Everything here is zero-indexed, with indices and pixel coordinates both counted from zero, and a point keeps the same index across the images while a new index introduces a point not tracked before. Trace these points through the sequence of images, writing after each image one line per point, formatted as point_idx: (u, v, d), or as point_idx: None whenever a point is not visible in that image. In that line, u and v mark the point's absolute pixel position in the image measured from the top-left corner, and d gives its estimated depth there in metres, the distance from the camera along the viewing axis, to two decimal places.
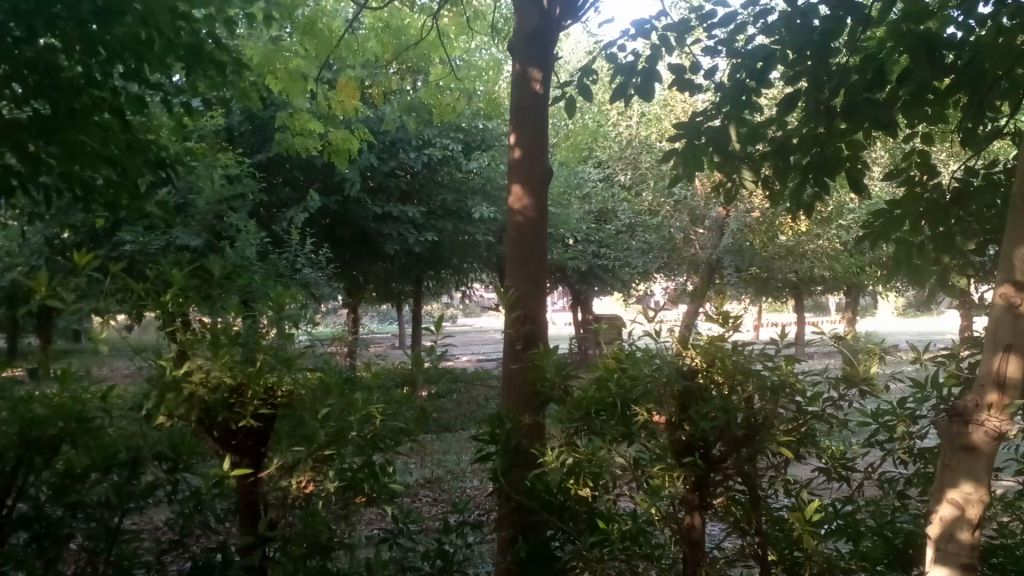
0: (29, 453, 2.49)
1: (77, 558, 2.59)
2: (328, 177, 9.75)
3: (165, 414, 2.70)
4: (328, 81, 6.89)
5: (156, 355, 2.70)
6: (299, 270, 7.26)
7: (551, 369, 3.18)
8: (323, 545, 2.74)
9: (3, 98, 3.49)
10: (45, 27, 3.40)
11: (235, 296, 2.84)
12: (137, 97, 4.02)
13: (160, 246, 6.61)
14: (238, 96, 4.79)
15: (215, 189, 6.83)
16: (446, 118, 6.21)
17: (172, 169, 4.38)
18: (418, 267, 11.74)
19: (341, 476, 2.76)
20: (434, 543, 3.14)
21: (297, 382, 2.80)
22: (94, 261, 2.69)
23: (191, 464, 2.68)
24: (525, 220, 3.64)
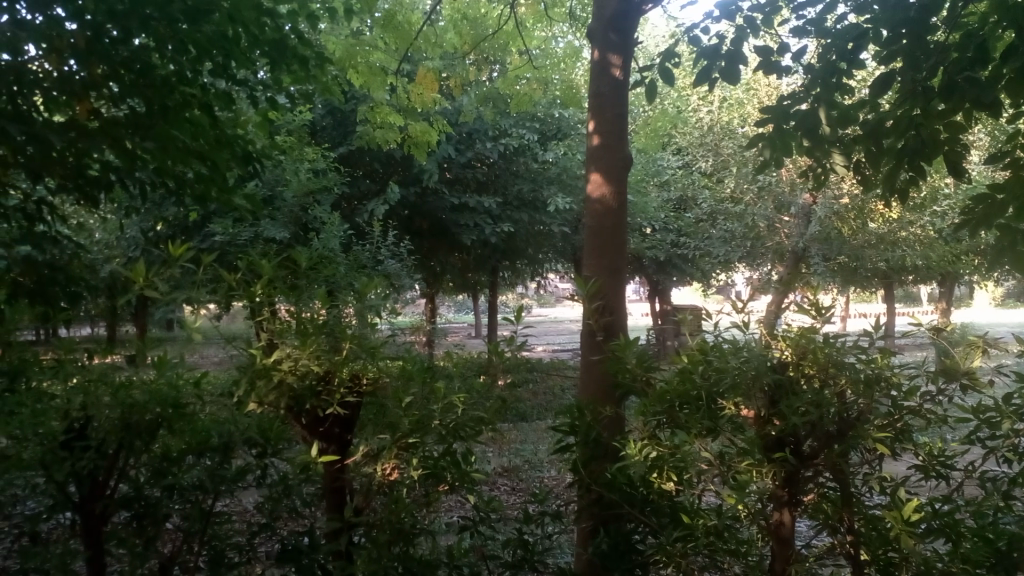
0: (129, 438, 2.62)
1: (174, 537, 2.75)
2: (407, 169, 9.88)
3: (256, 401, 2.69)
4: (408, 72, 6.97)
5: (246, 345, 2.72)
6: (380, 261, 7.37)
7: (632, 360, 3.14)
8: (406, 532, 2.74)
9: (102, 97, 3.59)
10: (139, 27, 3.54)
11: (320, 286, 2.88)
12: (225, 92, 4.16)
13: (248, 237, 6.81)
14: (321, 90, 4.87)
15: (302, 181, 6.99)
16: (523, 108, 6.19)
17: (258, 163, 4.49)
18: (494, 258, 11.79)
19: (424, 464, 2.76)
20: (514, 533, 3.16)
21: (382, 369, 2.80)
22: (188, 252, 2.73)
23: (279, 450, 2.79)
24: (604, 209, 3.60)
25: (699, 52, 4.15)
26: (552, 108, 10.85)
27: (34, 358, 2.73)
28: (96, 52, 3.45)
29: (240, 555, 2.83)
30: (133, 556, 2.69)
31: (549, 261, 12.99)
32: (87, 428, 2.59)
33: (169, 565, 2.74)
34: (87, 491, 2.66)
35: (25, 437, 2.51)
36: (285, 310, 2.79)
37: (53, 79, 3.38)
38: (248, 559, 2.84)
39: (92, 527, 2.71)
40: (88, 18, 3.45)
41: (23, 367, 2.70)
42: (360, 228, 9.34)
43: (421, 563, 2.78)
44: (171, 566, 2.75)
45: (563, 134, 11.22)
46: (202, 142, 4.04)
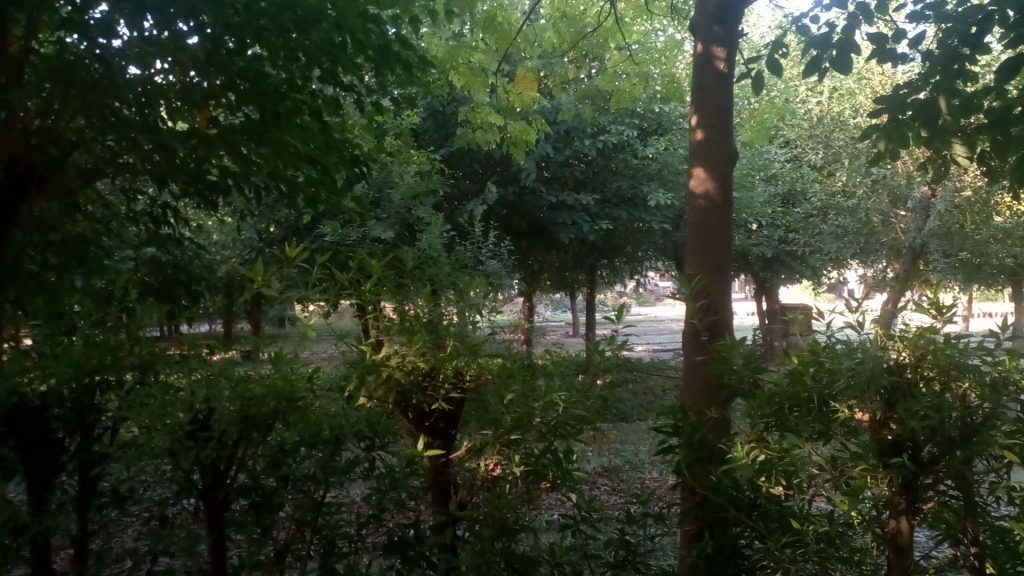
0: (248, 430, 2.69)
1: (287, 525, 2.87)
2: (505, 169, 9.99)
3: (365, 396, 2.79)
4: (508, 72, 7.05)
5: (356, 341, 2.84)
6: (481, 261, 7.46)
7: (738, 361, 3.05)
8: (509, 528, 2.78)
9: (220, 105, 3.77)
10: (253, 38, 3.72)
11: (424, 285, 2.94)
12: (333, 98, 4.31)
13: (356, 238, 7.04)
14: (424, 92, 4.99)
15: (407, 183, 7.16)
16: (623, 104, 6.15)
17: (365, 166, 4.63)
18: (593, 256, 11.72)
19: (527, 461, 2.79)
20: (616, 533, 3.14)
21: (483, 366, 2.85)
22: (303, 252, 2.91)
23: (385, 443, 2.88)
24: (709, 204, 3.53)
25: (808, 42, 4.01)
26: (653, 103, 10.93)
27: (161, 352, 2.86)
28: (216, 63, 3.63)
29: (349, 545, 2.92)
30: (251, 541, 2.82)
31: (648, 259, 12.82)
32: (209, 420, 2.66)
33: (283, 552, 2.88)
34: (210, 479, 2.76)
35: (153, 427, 2.59)
36: (390, 307, 2.88)
37: (177, 89, 3.59)
38: (356, 549, 2.92)
39: (214, 514, 2.81)
40: (207, 32, 3.62)
41: (152, 361, 2.83)
42: (461, 227, 9.49)
43: (525, 559, 2.80)
44: (285, 554, 2.88)
45: (664, 129, 11.18)
46: (311, 147, 4.21)
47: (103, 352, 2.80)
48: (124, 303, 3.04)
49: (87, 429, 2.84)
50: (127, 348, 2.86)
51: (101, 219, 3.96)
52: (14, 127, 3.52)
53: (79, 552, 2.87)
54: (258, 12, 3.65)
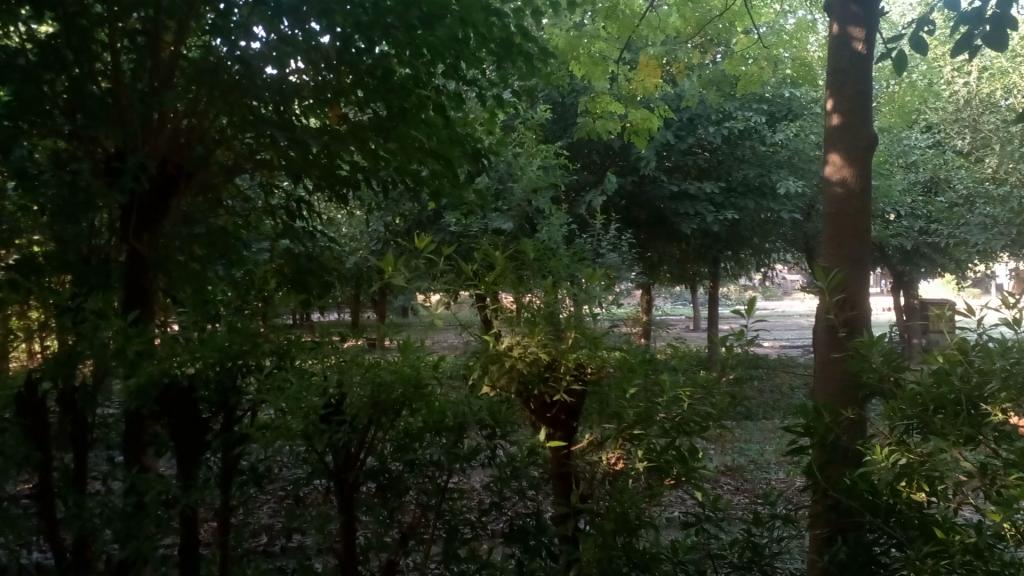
0: (378, 415, 2.77)
1: (414, 510, 2.94)
2: (626, 158, 9.89)
3: (489, 384, 2.83)
4: (630, 61, 6.98)
5: (479, 331, 2.90)
6: (603, 253, 7.39)
7: (878, 358, 2.88)
8: (630, 523, 2.75)
9: (350, 102, 3.96)
10: (381, 35, 3.80)
11: (542, 277, 2.97)
12: (456, 93, 4.37)
13: (476, 230, 7.13)
14: (546, 83, 5.00)
15: (528, 176, 7.21)
16: (751, 89, 5.94)
17: (488, 159, 4.68)
18: (717, 248, 11.37)
19: (648, 456, 2.74)
20: (741, 533, 3.06)
21: (606, 359, 2.83)
22: (431, 245, 3.07)
23: (507, 433, 2.81)
24: (846, 193, 3.36)
25: (960, 18, 3.69)
26: (781, 87, 10.58)
27: (295, 340, 2.97)
28: (345, 61, 3.76)
29: (472, 530, 2.96)
30: (379, 522, 2.92)
31: (775, 250, 12.35)
32: (342, 405, 2.77)
33: (408, 535, 2.95)
34: (342, 461, 2.85)
35: (288, 410, 2.70)
36: (508, 299, 2.91)
37: (310, 88, 3.80)
38: (477, 535, 2.96)
39: (346, 496, 2.90)
40: (338, 31, 3.73)
41: (288, 349, 2.93)
42: (582, 219, 9.45)
43: (644, 555, 2.77)
44: (410, 537, 2.95)
45: (794, 115, 10.73)
46: (436, 141, 4.30)
47: (244, 338, 2.90)
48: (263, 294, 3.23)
49: (229, 411, 2.95)
50: (265, 336, 2.97)
51: (240, 212, 4.26)
52: (165, 128, 3.90)
53: (221, 524, 3.06)
54: (385, 9, 3.77)
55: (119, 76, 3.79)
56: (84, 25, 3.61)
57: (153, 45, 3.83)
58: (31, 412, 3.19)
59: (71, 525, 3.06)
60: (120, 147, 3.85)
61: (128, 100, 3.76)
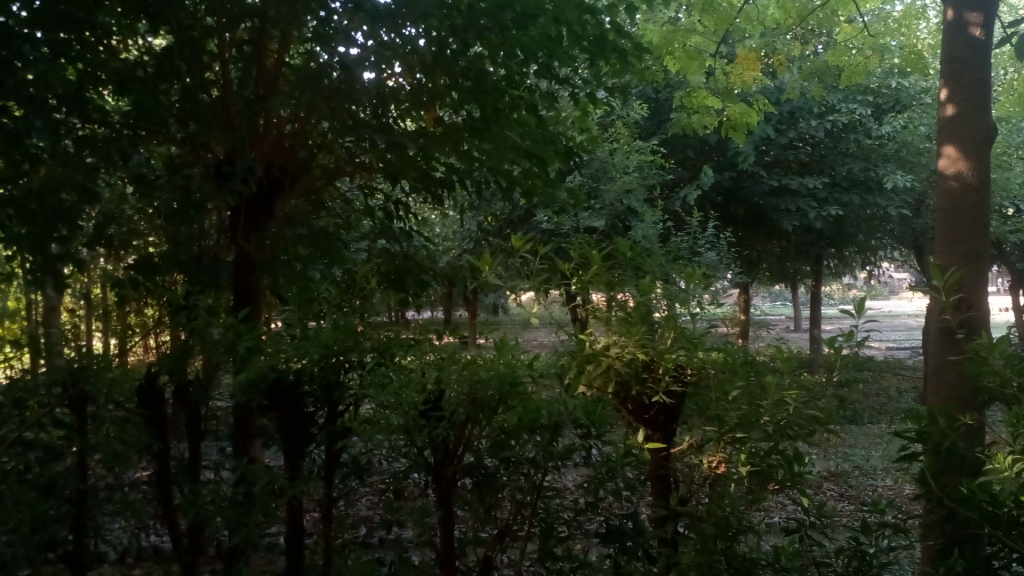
0: (475, 413, 2.77)
1: (511, 508, 2.94)
2: (722, 154, 9.69)
3: (585, 384, 2.79)
4: (727, 54, 6.82)
5: (575, 331, 2.89)
6: (700, 252, 7.25)
7: (999, 362, 2.70)
8: (731, 528, 2.69)
9: (445, 105, 4.02)
10: (475, 38, 3.85)
11: (634, 275, 2.95)
12: (549, 92, 4.36)
13: (569, 228, 7.11)
14: (640, 79, 4.94)
15: (622, 175, 7.17)
16: (857, 80, 5.71)
17: (580, 157, 4.67)
18: (819, 245, 10.98)
19: (752, 460, 2.66)
20: (848, 542, 2.93)
21: (706, 360, 2.75)
22: (527, 244, 3.05)
23: (602, 432, 2.80)
24: (961, 187, 3.22)
25: None
26: (888, 78, 10.15)
27: (395, 338, 3.04)
28: (442, 66, 3.81)
29: (567, 529, 2.94)
30: (476, 518, 2.95)
31: (881, 248, 11.83)
32: (441, 401, 2.80)
33: (504, 532, 2.95)
34: (440, 457, 2.88)
35: (390, 406, 2.77)
36: (599, 297, 2.90)
37: (407, 92, 3.84)
38: (573, 533, 2.94)
39: (444, 491, 2.93)
40: (434, 34, 3.80)
41: (388, 346, 3.01)
42: (676, 216, 9.30)
43: (744, 560, 2.71)
44: (505, 534, 2.96)
45: (902, 106, 10.27)
46: (530, 141, 4.32)
47: (347, 335, 2.99)
48: (365, 295, 3.36)
49: (332, 405, 3.04)
50: (366, 333, 3.06)
51: (341, 213, 4.47)
52: (271, 132, 4.04)
53: (325, 515, 3.17)
54: (479, 12, 3.82)
55: (228, 84, 3.99)
56: (196, 37, 3.79)
57: (258, 53, 4.02)
58: (151, 404, 3.36)
59: (187, 510, 3.24)
60: (229, 152, 4.05)
61: (236, 107, 3.93)
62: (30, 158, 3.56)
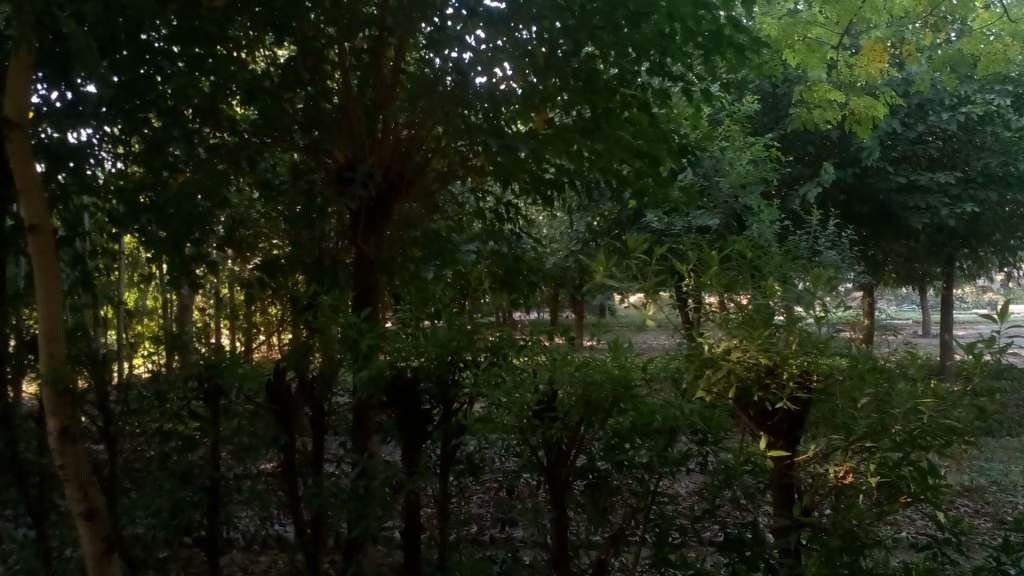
0: (591, 415, 2.73)
1: (626, 513, 2.91)
2: (845, 150, 9.33)
3: (704, 389, 2.69)
4: (851, 45, 6.54)
5: (694, 334, 2.78)
6: (820, 252, 6.98)
7: None
8: (858, 541, 2.58)
9: (556, 106, 3.99)
10: (587, 37, 3.83)
11: (749, 275, 2.88)
12: (662, 89, 4.29)
13: (682, 228, 6.99)
14: (758, 74, 4.81)
15: (738, 170, 6.96)
16: (997, 69, 5.36)
17: (693, 155, 4.59)
18: (951, 245, 10.35)
19: (881, 471, 2.55)
20: (988, 562, 2.77)
21: (832, 366, 2.66)
22: (642, 243, 2.94)
23: (719, 439, 2.74)
24: None
25: None
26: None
27: (508, 337, 3.04)
28: (553, 67, 3.80)
29: (681, 536, 2.90)
30: (590, 520, 2.90)
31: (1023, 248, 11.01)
32: (554, 402, 2.77)
33: (619, 537, 2.91)
34: (554, 458, 2.84)
35: (506, 405, 2.79)
36: (712, 300, 2.80)
37: (519, 95, 3.84)
38: (689, 540, 2.90)
39: (558, 493, 2.88)
40: (545, 35, 3.80)
41: (500, 346, 3.01)
42: (795, 215, 8.99)
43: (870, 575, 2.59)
44: (620, 539, 2.91)
45: None
46: (642, 141, 4.26)
47: (462, 335, 3.04)
48: (477, 296, 3.44)
49: (448, 403, 3.08)
50: (481, 334, 3.08)
51: (453, 216, 4.56)
52: (388, 139, 4.19)
53: (441, 510, 3.21)
54: (591, 11, 3.81)
55: (348, 91, 4.13)
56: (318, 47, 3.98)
57: (377, 61, 4.12)
58: (280, 399, 3.52)
59: (311, 501, 3.42)
60: (349, 157, 4.18)
61: (355, 114, 4.12)
62: (169, 167, 4.00)
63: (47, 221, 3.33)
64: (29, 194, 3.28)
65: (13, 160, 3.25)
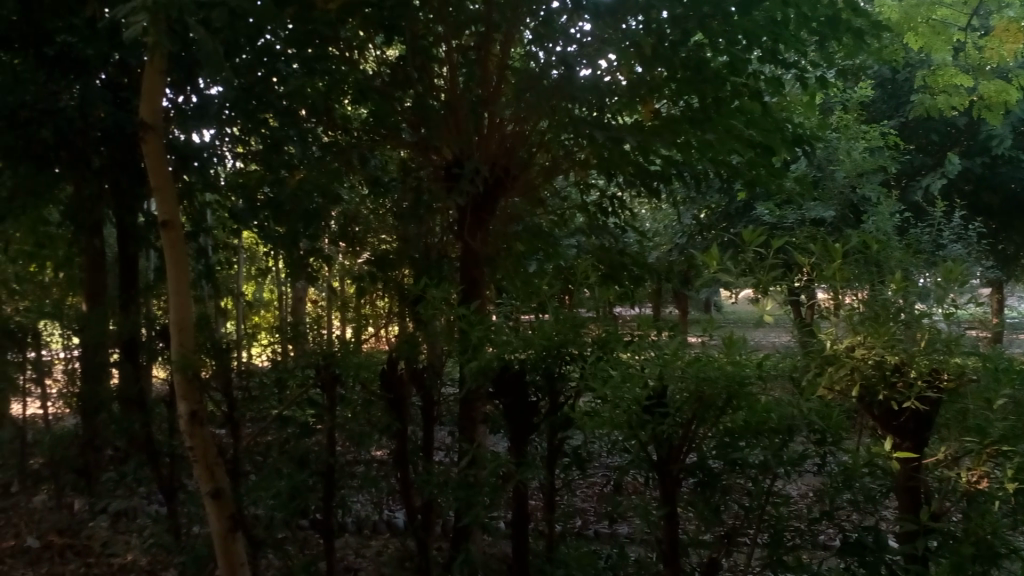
0: (703, 411, 2.66)
1: (737, 514, 2.85)
2: (973, 138, 8.81)
3: (826, 387, 2.63)
4: (981, 25, 6.16)
5: (814, 330, 2.69)
6: (945, 245, 6.61)
7: None
8: (993, 551, 2.43)
9: (664, 96, 3.94)
10: (696, 27, 3.77)
11: (867, 273, 2.76)
12: (774, 78, 4.16)
13: (795, 221, 6.77)
14: (879, 59, 4.61)
15: (854, 160, 6.69)
16: None
17: (809, 144, 4.43)
18: None
19: (1018, 477, 2.35)
20: None
21: (964, 365, 2.55)
22: (758, 237, 2.91)
23: (839, 439, 2.60)
24: None
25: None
26: None
27: (615, 333, 2.99)
28: (661, 57, 3.75)
29: (797, 538, 2.82)
30: (703, 519, 2.83)
31: None
32: (665, 397, 2.70)
33: (732, 536, 2.85)
34: (665, 453, 2.78)
35: (615, 401, 2.73)
36: (826, 297, 2.78)
37: (624, 86, 3.74)
38: (807, 543, 2.81)
39: (668, 489, 2.83)
40: (652, 25, 3.76)
41: (607, 340, 2.97)
42: (917, 207, 8.55)
43: None
44: (732, 538, 2.86)
45: None
46: (754, 130, 4.15)
47: (569, 328, 3.01)
48: (581, 288, 3.43)
49: (554, 396, 3.06)
50: (588, 328, 3.08)
51: (555, 210, 4.51)
52: (494, 135, 4.21)
53: (548, 503, 3.22)
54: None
55: (455, 88, 4.18)
56: (426, 45, 4.06)
57: (483, 57, 4.14)
58: (393, 388, 3.62)
59: (421, 488, 3.52)
60: (456, 154, 4.25)
61: (462, 110, 4.14)
62: (284, 165, 4.19)
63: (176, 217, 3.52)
64: (163, 192, 3.49)
65: (149, 159, 3.47)
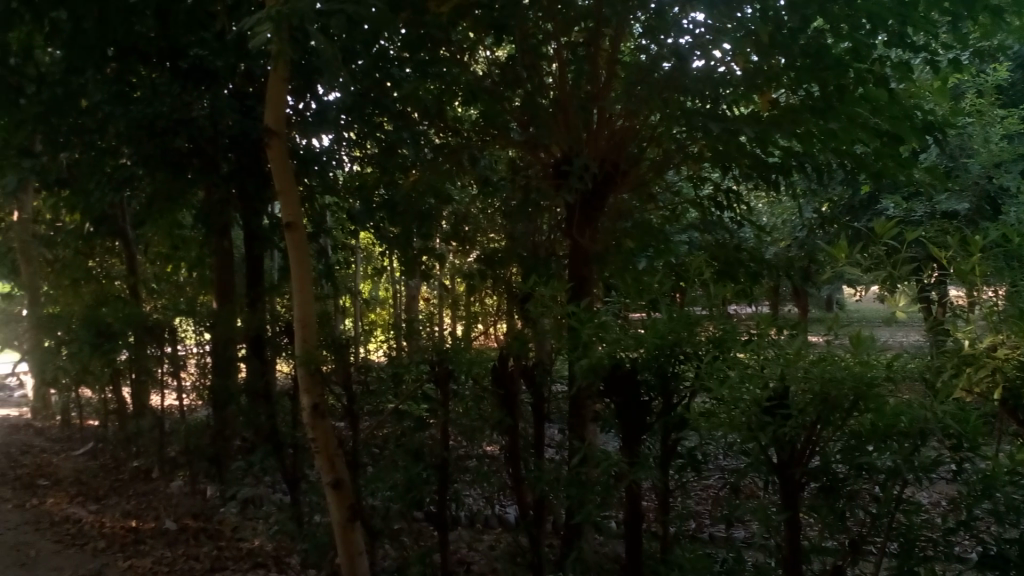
0: (826, 413, 2.53)
1: (864, 521, 2.71)
2: None
3: (966, 389, 2.51)
4: None
5: (952, 329, 2.60)
6: None
7: None
8: None
9: (783, 85, 3.80)
10: (815, 12, 3.64)
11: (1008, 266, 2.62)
12: (902, 63, 3.94)
13: (924, 214, 6.40)
14: (1020, 38, 4.29)
15: (991, 148, 6.26)
16: None
17: (941, 132, 4.16)
18: None
19: None
20: None
21: None
22: (893, 228, 2.69)
23: (977, 446, 2.42)
24: None
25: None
26: None
27: (732, 331, 2.87)
28: (779, 44, 3.63)
29: (932, 549, 2.64)
30: (826, 526, 2.73)
31: None
32: (787, 398, 2.59)
33: (859, 544, 2.72)
34: (786, 457, 2.70)
35: (735, 401, 2.67)
36: (962, 297, 2.66)
37: (739, 77, 3.64)
38: (944, 556, 2.63)
39: (789, 492, 2.74)
40: (769, 12, 3.64)
41: (723, 339, 2.87)
42: None
43: None
44: (859, 545, 2.72)
45: None
46: (880, 118, 3.98)
47: (683, 327, 2.93)
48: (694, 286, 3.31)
49: (668, 396, 3.01)
50: (703, 326, 2.96)
51: (668, 205, 4.48)
52: (603, 132, 4.11)
53: (663, 504, 3.19)
54: None
55: (564, 85, 4.12)
56: (535, 43, 4.08)
57: (592, 53, 4.11)
58: (505, 383, 3.65)
59: (534, 485, 3.53)
60: (566, 150, 4.14)
61: (571, 107, 4.07)
62: (399, 168, 4.43)
63: (298, 218, 3.68)
64: (287, 194, 3.66)
65: (273, 164, 3.63)
